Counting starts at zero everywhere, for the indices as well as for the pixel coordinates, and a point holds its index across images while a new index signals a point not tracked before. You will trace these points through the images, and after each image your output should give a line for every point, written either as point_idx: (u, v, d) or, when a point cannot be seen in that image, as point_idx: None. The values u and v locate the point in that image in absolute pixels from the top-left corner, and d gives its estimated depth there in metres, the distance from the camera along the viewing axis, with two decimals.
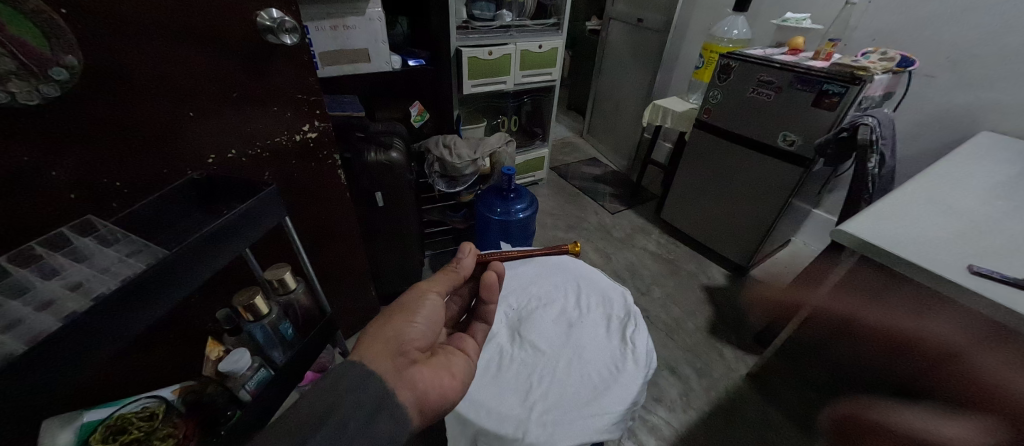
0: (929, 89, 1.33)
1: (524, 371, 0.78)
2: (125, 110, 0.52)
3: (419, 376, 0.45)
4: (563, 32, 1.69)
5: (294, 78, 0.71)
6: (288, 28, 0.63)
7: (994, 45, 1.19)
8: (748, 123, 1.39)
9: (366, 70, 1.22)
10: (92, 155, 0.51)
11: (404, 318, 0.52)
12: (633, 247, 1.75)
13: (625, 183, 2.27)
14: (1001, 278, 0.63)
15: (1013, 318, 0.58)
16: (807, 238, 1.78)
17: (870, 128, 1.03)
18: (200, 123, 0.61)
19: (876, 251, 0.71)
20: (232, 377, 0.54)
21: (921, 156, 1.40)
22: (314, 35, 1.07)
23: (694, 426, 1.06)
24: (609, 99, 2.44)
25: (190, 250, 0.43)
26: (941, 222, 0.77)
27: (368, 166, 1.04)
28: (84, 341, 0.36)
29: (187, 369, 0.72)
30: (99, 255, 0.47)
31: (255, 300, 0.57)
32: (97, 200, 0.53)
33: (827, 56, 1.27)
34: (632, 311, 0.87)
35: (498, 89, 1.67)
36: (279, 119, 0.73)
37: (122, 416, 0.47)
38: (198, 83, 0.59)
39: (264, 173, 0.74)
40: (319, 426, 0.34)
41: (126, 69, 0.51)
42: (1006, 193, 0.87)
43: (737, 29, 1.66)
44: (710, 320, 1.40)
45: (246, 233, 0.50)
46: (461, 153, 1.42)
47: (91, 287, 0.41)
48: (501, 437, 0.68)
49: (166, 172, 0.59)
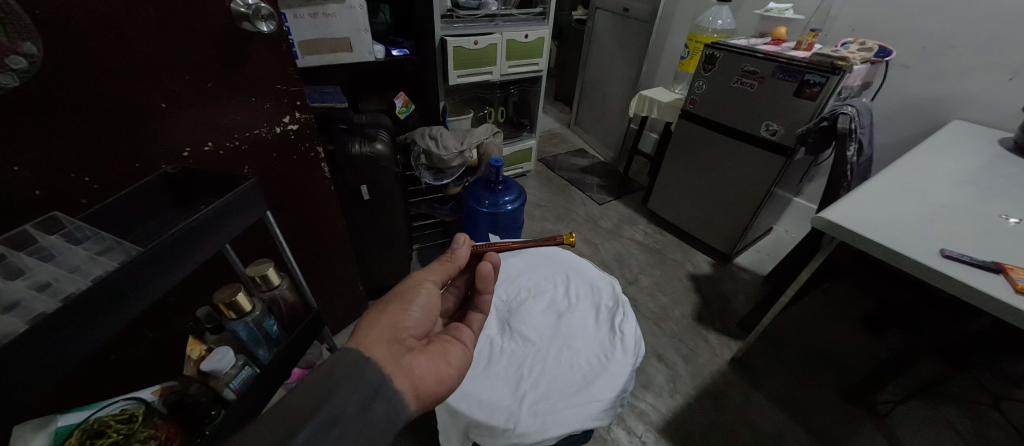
0: (905, 79, 1.37)
1: (515, 362, 0.78)
2: (91, 102, 0.50)
3: (416, 364, 0.44)
4: (550, 21, 1.66)
5: (273, 67, 0.68)
6: (265, 15, 0.60)
7: (965, 35, 1.23)
8: (731, 113, 1.41)
9: (348, 60, 1.19)
10: (58, 148, 0.49)
11: (400, 306, 0.52)
12: (621, 237, 1.77)
13: (612, 174, 2.28)
14: (971, 261, 0.65)
15: (978, 299, 0.61)
16: (788, 226, 1.83)
17: (849, 117, 1.06)
18: (172, 115, 0.58)
19: (850, 236, 0.74)
20: (215, 377, 0.53)
21: (897, 145, 1.45)
22: (293, 23, 1.03)
23: (681, 411, 1.09)
24: (596, 90, 2.44)
25: (165, 246, 0.41)
26: (914, 208, 0.80)
27: (352, 159, 1.01)
28: (55, 343, 0.34)
29: (170, 368, 0.70)
30: (67, 253, 0.44)
31: (237, 297, 0.54)
32: (66, 196, 0.52)
33: (809, 46, 1.29)
34: (621, 300, 0.88)
35: (485, 80, 1.65)
36: (259, 111, 0.70)
37: (98, 419, 0.46)
38: (170, 72, 0.56)
39: (244, 166, 0.72)
40: (318, 406, 0.34)
41: (87, 56, 0.48)
42: (977, 180, 0.91)
43: (722, 19, 1.69)
44: (696, 307, 1.43)
45: (226, 228, 0.48)
46: (448, 145, 1.40)
47: (60, 288, 0.39)
48: (492, 428, 0.68)
49: (139, 166, 0.57)
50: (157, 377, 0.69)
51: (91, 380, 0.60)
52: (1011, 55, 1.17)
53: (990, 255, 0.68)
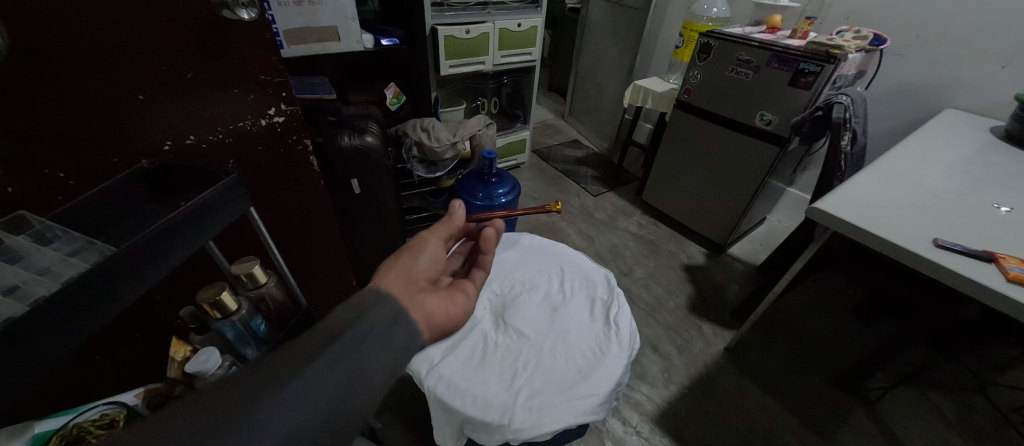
0: (898, 68, 1.37)
1: (509, 357, 0.77)
2: (65, 94, 0.48)
3: (429, 302, 0.43)
4: (543, 10, 1.63)
5: (256, 57, 0.66)
6: (245, 2, 0.57)
7: (959, 23, 1.22)
8: (725, 103, 1.40)
9: (335, 50, 1.16)
10: (29, 143, 0.47)
11: (410, 250, 0.49)
12: (615, 229, 1.76)
13: (606, 165, 2.27)
14: (963, 250, 0.65)
15: (965, 285, 0.62)
16: (781, 216, 1.85)
17: (844, 107, 1.05)
18: (152, 108, 0.56)
19: (848, 227, 0.73)
20: (200, 378, 0.51)
21: (890, 133, 1.45)
22: (277, 11, 1.00)
23: (676, 400, 1.10)
24: (589, 80, 2.41)
25: (138, 246, 0.39)
26: (906, 196, 0.80)
27: (342, 151, 0.99)
28: (24, 350, 0.32)
29: (156, 366, 0.69)
30: (34, 254, 0.41)
31: (221, 296, 0.52)
32: (42, 193, 0.50)
33: (804, 35, 1.28)
34: (616, 294, 0.88)
35: (478, 70, 1.62)
36: (243, 103, 0.67)
37: (77, 425, 0.45)
38: (147, 64, 0.53)
39: (228, 160, 0.70)
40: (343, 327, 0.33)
41: (57, 46, 0.45)
42: (969, 168, 0.91)
43: (717, 7, 1.68)
44: (690, 298, 1.44)
45: (207, 225, 0.46)
46: (440, 136, 1.38)
47: (30, 291, 0.37)
48: (486, 424, 0.67)
49: (116, 161, 0.55)
50: (144, 375, 0.68)
51: (75, 383, 0.59)
52: (1005, 43, 1.17)
53: (983, 244, 0.68)
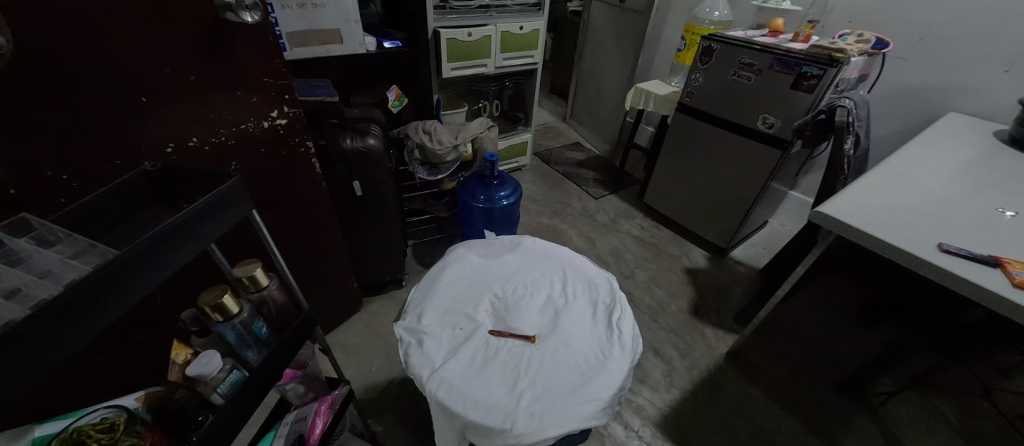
0: (900, 71, 1.37)
1: (511, 360, 0.76)
2: (68, 97, 0.48)
3: None
4: (544, 13, 1.63)
5: (259, 59, 0.66)
6: (248, 5, 0.57)
7: (962, 26, 1.22)
8: (727, 106, 1.40)
9: (338, 52, 1.16)
10: (31, 145, 0.47)
11: None
12: (617, 231, 1.76)
13: (608, 168, 2.27)
14: (967, 255, 0.65)
15: (968, 289, 0.62)
16: (784, 218, 1.84)
17: (847, 110, 1.06)
18: (154, 111, 0.56)
19: (850, 231, 0.73)
20: (202, 381, 0.51)
21: (893, 136, 1.45)
22: (280, 14, 1.00)
23: (677, 404, 1.10)
24: (591, 82, 2.42)
25: (138, 250, 0.38)
26: (909, 199, 0.80)
27: (344, 153, 0.99)
28: (26, 354, 0.32)
29: (157, 367, 0.69)
30: (36, 256, 0.41)
31: (223, 299, 0.52)
32: (44, 195, 0.50)
33: (806, 38, 1.27)
34: (618, 298, 0.89)
35: (479, 73, 1.62)
36: (246, 105, 0.68)
37: (78, 428, 0.44)
38: (148, 67, 0.53)
39: (230, 162, 0.69)
40: None
41: (61, 49, 0.45)
42: (973, 172, 0.91)
43: (718, 10, 1.69)
44: (692, 301, 1.44)
45: (209, 227, 0.46)
46: (442, 139, 1.39)
47: (30, 294, 0.36)
48: (488, 429, 0.65)
49: (120, 163, 0.55)
50: (146, 376, 0.68)
51: (78, 383, 0.59)
52: (1007, 46, 1.16)
53: (987, 248, 0.68)
